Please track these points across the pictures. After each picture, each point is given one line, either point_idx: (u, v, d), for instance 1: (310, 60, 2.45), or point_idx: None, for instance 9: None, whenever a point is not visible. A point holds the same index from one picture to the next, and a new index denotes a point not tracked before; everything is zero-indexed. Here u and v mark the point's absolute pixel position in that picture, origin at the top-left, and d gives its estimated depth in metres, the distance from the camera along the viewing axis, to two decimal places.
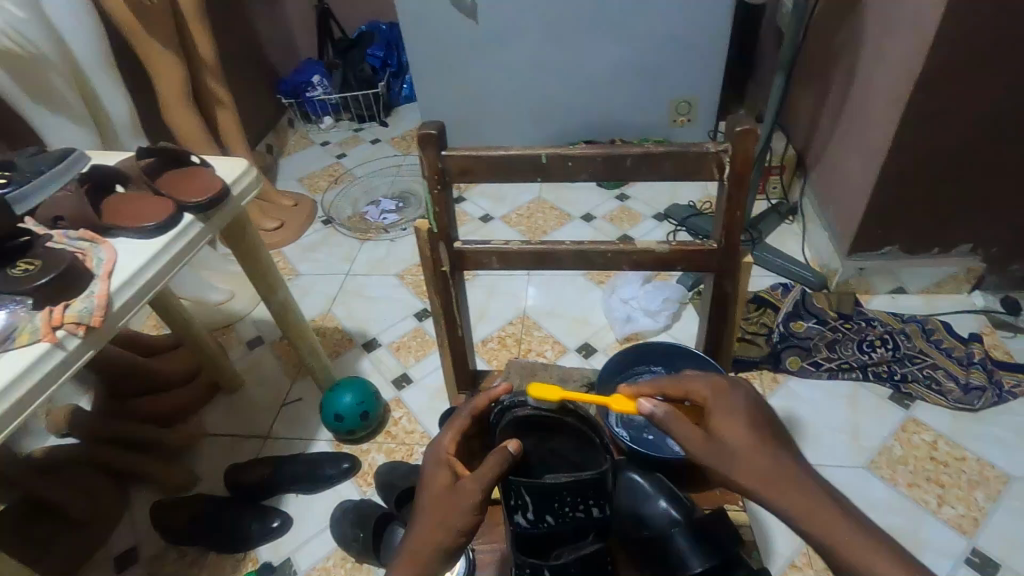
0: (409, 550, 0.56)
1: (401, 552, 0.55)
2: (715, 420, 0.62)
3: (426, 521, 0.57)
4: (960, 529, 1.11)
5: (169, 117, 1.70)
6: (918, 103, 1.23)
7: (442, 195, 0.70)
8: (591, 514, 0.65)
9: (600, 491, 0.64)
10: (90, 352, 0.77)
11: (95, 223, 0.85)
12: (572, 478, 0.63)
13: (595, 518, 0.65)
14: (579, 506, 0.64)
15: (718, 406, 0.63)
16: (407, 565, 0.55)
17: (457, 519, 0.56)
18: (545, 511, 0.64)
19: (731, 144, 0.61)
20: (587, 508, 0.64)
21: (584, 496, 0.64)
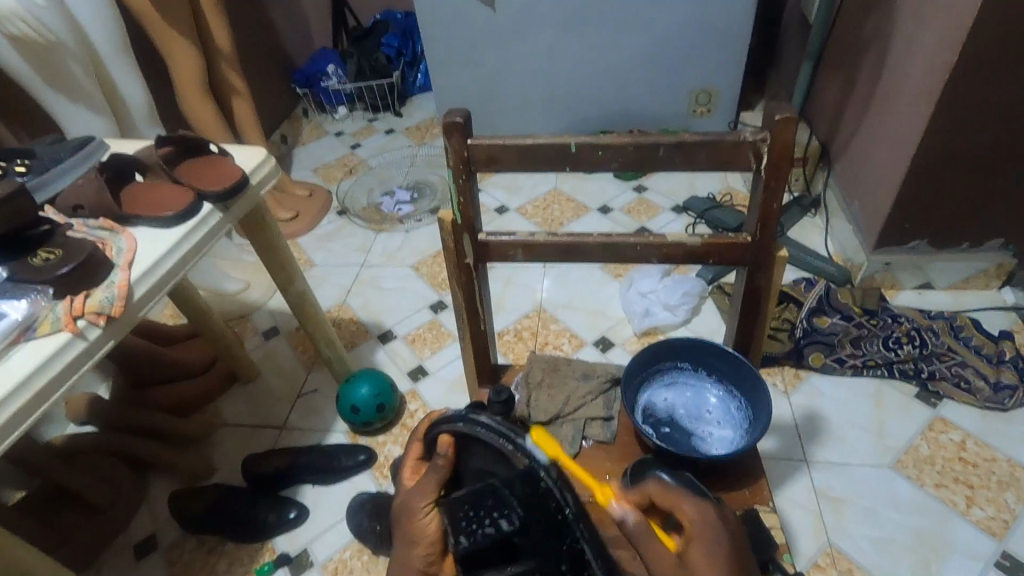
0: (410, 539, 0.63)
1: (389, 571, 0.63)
2: (692, 551, 0.57)
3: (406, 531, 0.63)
4: (989, 531, 1.08)
5: (186, 106, 1.69)
6: (953, 92, 1.19)
7: (467, 185, 0.67)
8: (501, 527, 0.56)
9: (503, 500, 0.57)
10: (110, 342, 0.77)
11: (114, 212, 0.84)
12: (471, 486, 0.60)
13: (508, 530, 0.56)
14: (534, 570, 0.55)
15: (706, 540, 0.57)
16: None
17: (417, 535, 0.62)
18: (492, 554, 0.57)
19: (770, 133, 0.59)
20: (494, 520, 0.56)
21: (544, 556, 0.55)
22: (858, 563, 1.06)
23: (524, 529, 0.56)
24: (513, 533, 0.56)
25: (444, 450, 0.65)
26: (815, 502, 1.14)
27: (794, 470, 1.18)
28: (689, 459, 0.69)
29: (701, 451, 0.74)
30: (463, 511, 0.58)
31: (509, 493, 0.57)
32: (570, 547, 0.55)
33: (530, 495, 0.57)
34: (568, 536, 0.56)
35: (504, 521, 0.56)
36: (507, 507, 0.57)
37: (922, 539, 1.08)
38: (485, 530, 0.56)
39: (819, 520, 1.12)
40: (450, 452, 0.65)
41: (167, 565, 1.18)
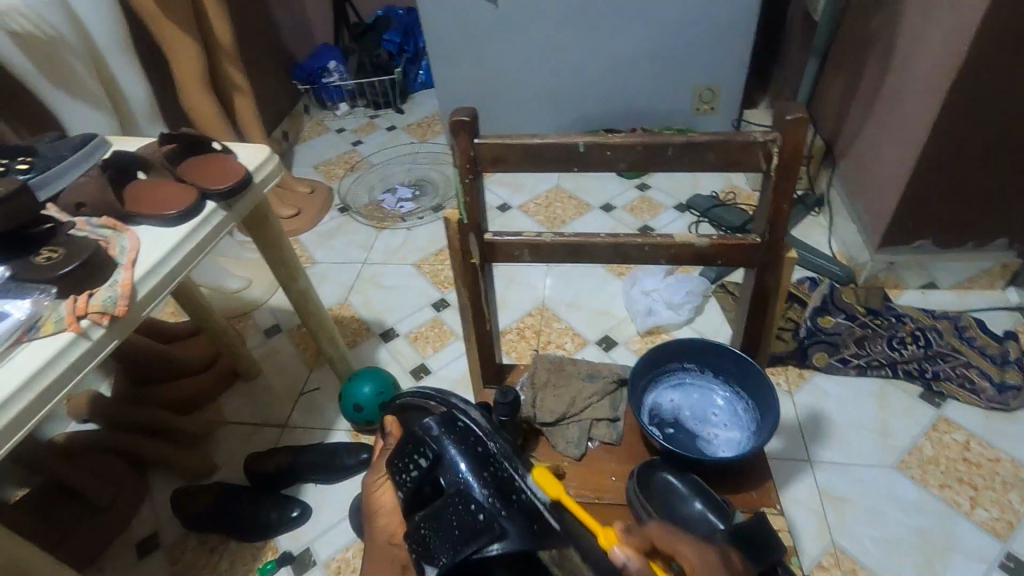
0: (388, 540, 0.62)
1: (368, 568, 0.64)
2: None
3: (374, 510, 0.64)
4: (994, 532, 1.08)
5: (187, 102, 1.69)
6: (960, 91, 1.18)
7: (474, 184, 0.67)
8: (420, 464, 0.55)
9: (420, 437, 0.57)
10: (113, 342, 0.76)
11: (117, 210, 0.84)
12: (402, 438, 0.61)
13: (426, 463, 0.55)
14: (453, 501, 0.51)
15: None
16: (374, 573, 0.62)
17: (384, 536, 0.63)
18: (422, 499, 0.55)
19: (780, 134, 0.58)
20: (415, 460, 0.56)
21: (477, 486, 0.52)
22: (862, 563, 1.06)
23: (440, 462, 0.55)
24: (432, 468, 0.55)
25: (388, 430, 0.67)
26: (819, 502, 1.14)
27: (798, 470, 1.18)
28: (695, 460, 0.69)
29: (706, 453, 0.74)
30: (394, 462, 0.58)
31: (424, 432, 0.57)
32: (497, 482, 0.52)
33: (448, 432, 0.57)
34: (490, 470, 0.53)
35: (422, 458, 0.55)
36: (423, 444, 0.56)
37: (926, 540, 1.08)
38: (408, 473, 0.55)
39: (822, 520, 1.11)
40: (394, 427, 0.67)
41: (169, 563, 1.18)
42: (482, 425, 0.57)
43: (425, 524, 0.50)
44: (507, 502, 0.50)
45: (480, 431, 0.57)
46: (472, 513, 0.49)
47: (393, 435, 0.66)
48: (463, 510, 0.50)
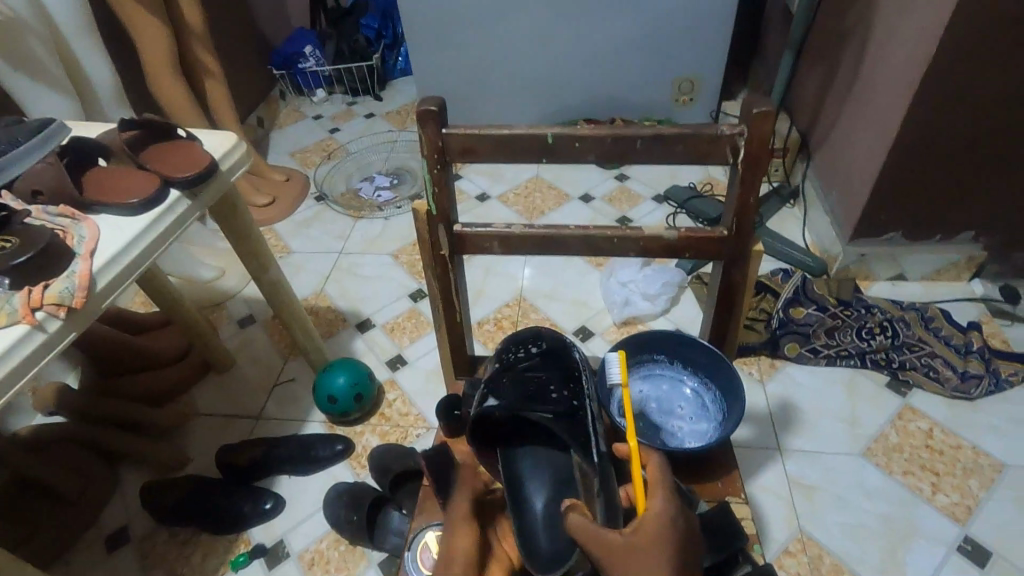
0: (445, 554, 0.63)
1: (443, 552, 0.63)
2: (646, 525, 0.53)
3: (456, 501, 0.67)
4: (954, 517, 1.11)
5: (156, 88, 1.64)
6: (929, 85, 1.20)
7: (442, 175, 0.66)
8: (530, 350, 0.73)
9: (543, 347, 0.73)
10: (71, 334, 0.74)
11: (75, 199, 0.81)
12: (527, 340, 0.74)
13: (533, 352, 0.73)
14: (538, 378, 0.69)
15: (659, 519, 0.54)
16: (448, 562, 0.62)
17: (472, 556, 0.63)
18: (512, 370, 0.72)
19: (747, 126, 0.58)
20: (527, 350, 0.74)
21: (555, 371, 0.70)
22: (827, 548, 1.08)
23: (542, 356, 0.73)
24: (535, 357, 0.73)
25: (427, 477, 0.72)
26: (788, 491, 1.16)
27: (768, 458, 1.20)
28: (663, 451, 0.70)
29: (673, 444, 0.74)
30: (510, 344, 0.76)
31: (546, 335, 0.75)
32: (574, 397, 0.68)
33: (554, 351, 0.73)
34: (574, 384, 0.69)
35: (534, 348, 0.74)
36: (540, 341, 0.74)
37: (890, 525, 1.11)
38: (518, 353, 0.73)
39: (791, 507, 1.14)
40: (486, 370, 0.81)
41: (140, 557, 1.16)
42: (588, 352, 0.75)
43: (507, 379, 0.69)
44: (568, 384, 0.69)
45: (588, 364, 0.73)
46: (549, 393, 0.68)
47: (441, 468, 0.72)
48: (535, 365, 0.71)
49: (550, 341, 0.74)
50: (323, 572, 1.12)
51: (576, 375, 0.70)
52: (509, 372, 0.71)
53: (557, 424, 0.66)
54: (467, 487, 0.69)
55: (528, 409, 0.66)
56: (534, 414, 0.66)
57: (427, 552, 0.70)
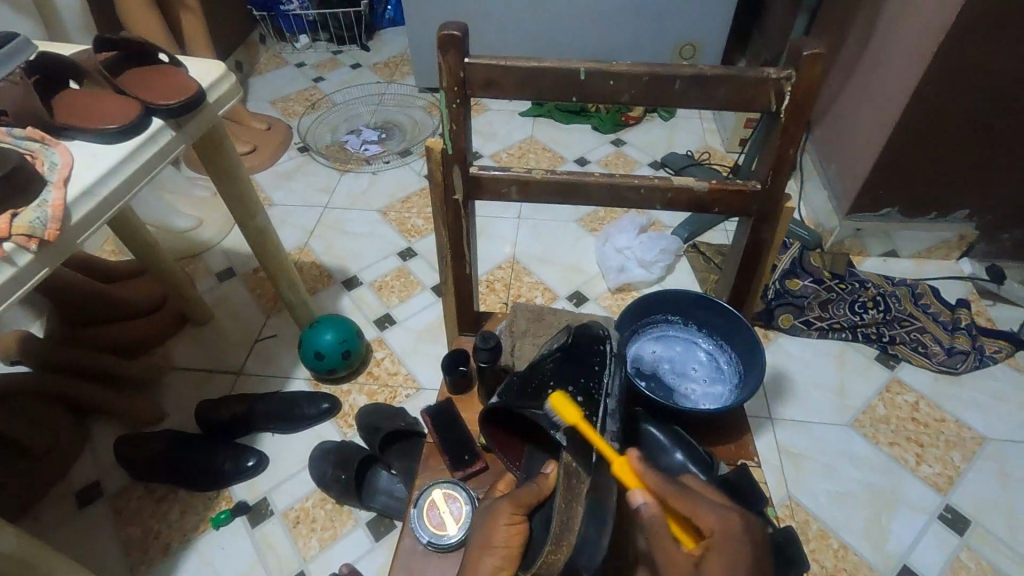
0: (480, 545, 0.56)
1: (477, 539, 0.56)
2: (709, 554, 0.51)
3: (516, 492, 0.58)
4: (936, 487, 1.13)
5: (128, 19, 1.51)
6: (944, 57, 1.17)
7: (461, 111, 0.61)
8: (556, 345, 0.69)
9: (574, 344, 0.67)
10: (43, 270, 0.68)
11: (44, 121, 0.73)
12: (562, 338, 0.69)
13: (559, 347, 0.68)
14: (547, 376, 0.65)
15: (720, 549, 0.51)
16: (485, 555, 0.55)
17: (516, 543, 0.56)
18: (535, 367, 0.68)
19: (796, 71, 0.55)
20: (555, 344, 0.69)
21: (566, 371, 0.65)
22: (815, 515, 1.10)
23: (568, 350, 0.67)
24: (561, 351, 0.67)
25: (431, 430, 0.73)
26: (779, 459, 1.17)
27: (759, 426, 1.21)
28: (678, 413, 0.68)
29: (685, 405, 0.73)
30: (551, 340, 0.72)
31: (579, 329, 0.69)
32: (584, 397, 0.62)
33: (579, 346, 0.67)
34: (585, 383, 0.63)
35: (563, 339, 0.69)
36: (569, 334, 0.69)
37: (876, 493, 1.13)
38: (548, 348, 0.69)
39: (781, 474, 1.15)
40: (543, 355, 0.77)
41: (114, 513, 1.11)
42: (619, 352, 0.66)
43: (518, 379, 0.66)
44: (577, 385, 0.63)
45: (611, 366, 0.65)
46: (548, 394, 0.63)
47: (449, 423, 0.73)
48: (550, 361, 0.66)
49: (583, 339, 0.67)
50: (308, 530, 1.09)
51: (590, 374, 0.64)
52: (532, 368, 0.67)
53: (548, 417, 0.60)
54: (541, 487, 0.59)
55: (517, 404, 0.62)
56: (528, 412, 0.61)
57: (434, 510, 0.68)
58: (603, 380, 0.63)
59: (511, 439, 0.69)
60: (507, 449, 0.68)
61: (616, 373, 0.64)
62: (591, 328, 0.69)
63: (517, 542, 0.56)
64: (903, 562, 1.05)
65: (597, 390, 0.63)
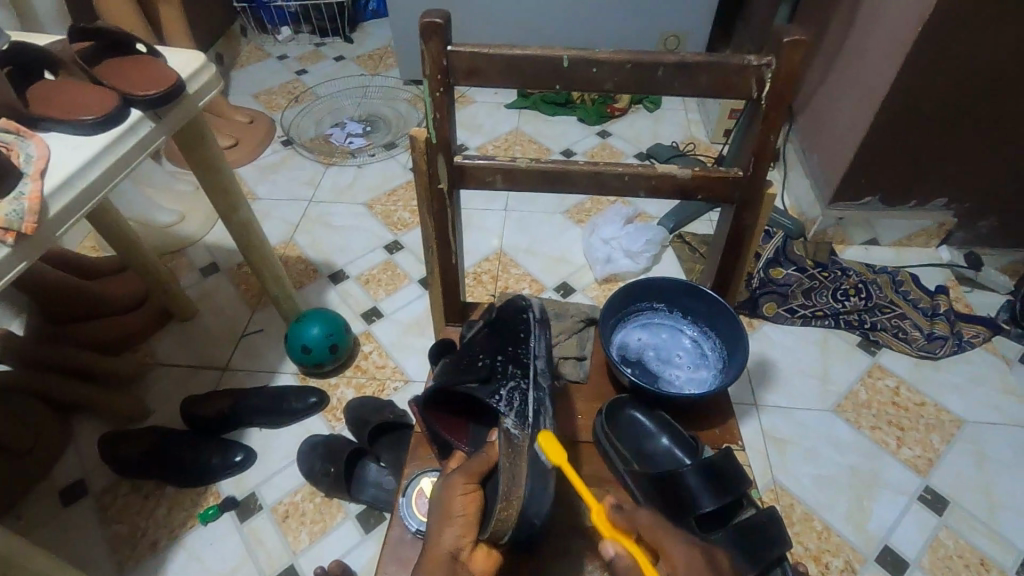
0: (438, 516, 0.55)
1: (434, 511, 0.55)
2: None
3: (466, 464, 0.58)
4: (915, 469, 1.16)
5: (104, 10, 1.48)
6: (923, 46, 1.18)
7: (444, 99, 0.61)
8: (484, 323, 0.73)
9: (500, 319, 0.71)
10: (21, 264, 0.67)
11: (18, 113, 0.72)
12: (490, 316, 0.73)
13: (488, 324, 0.72)
14: (477, 352, 0.68)
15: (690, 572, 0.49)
16: (443, 526, 0.54)
17: (470, 512, 0.55)
18: (468, 345, 0.70)
19: (776, 57, 0.55)
20: (483, 324, 0.73)
21: (494, 343, 0.68)
22: (799, 499, 1.12)
23: (494, 325, 0.71)
24: (488, 327, 0.71)
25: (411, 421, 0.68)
26: (763, 445, 1.19)
27: (744, 413, 1.23)
28: (666, 399, 0.69)
29: (672, 390, 0.74)
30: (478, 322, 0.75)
31: (502, 305, 0.73)
32: (512, 359, 0.65)
33: (503, 320, 0.71)
34: (512, 349, 0.66)
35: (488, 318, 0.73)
36: (494, 312, 0.73)
37: (857, 476, 1.15)
38: (477, 328, 0.73)
39: (766, 459, 1.17)
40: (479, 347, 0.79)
41: (100, 511, 1.10)
42: (541, 317, 0.70)
43: (450, 359, 0.68)
44: (505, 351, 0.66)
45: (536, 328, 0.69)
46: (479, 362, 0.65)
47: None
48: (480, 337, 0.70)
49: (507, 311, 0.71)
50: (298, 524, 1.09)
51: (517, 341, 0.67)
52: (464, 348, 0.70)
53: (484, 390, 0.62)
54: (489, 455, 0.59)
55: (452, 381, 0.64)
56: (465, 388, 0.63)
57: (422, 498, 0.69)
58: (529, 343, 0.67)
59: (456, 418, 0.68)
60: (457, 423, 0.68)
61: (540, 335, 0.68)
62: (516, 299, 0.73)
63: (474, 509, 0.55)
64: (885, 543, 1.07)
65: (525, 354, 0.66)
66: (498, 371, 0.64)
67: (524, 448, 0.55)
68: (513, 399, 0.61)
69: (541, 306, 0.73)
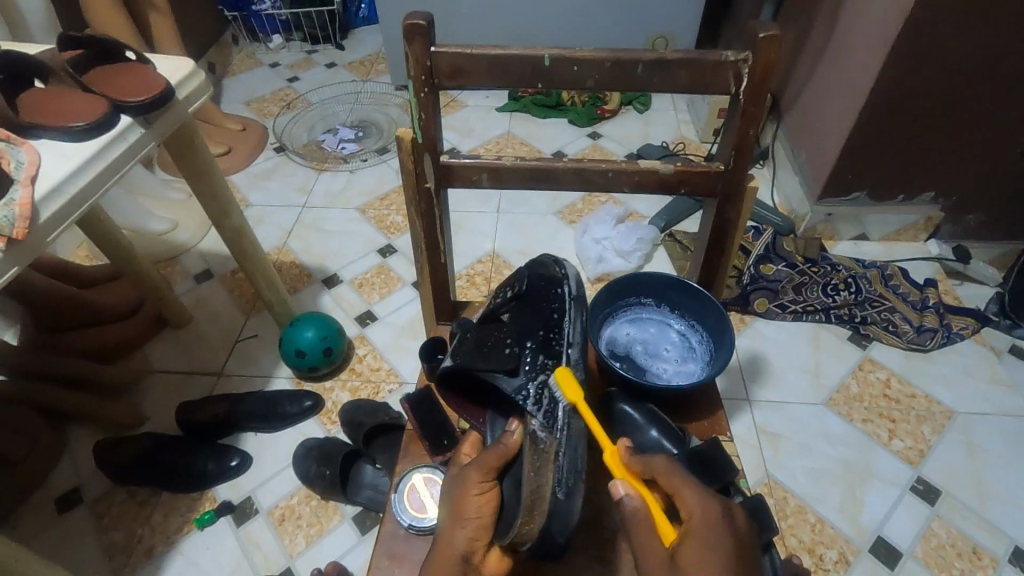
0: (452, 511, 0.57)
1: (449, 508, 0.57)
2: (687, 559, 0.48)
3: (482, 458, 0.58)
4: (907, 460, 1.17)
5: (95, 20, 1.50)
6: (904, 42, 1.20)
7: (430, 99, 0.62)
8: (507, 293, 0.70)
9: (528, 294, 0.68)
10: (13, 269, 0.67)
11: (10, 120, 0.73)
12: (516, 287, 0.69)
13: (512, 298, 0.69)
14: (499, 330, 0.65)
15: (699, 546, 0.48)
16: (457, 526, 0.56)
17: (484, 514, 0.56)
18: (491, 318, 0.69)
19: (752, 53, 0.56)
20: (508, 293, 0.70)
21: (522, 323, 0.65)
22: (793, 492, 1.12)
23: (522, 299, 0.68)
24: (513, 300, 0.69)
25: (411, 417, 0.72)
26: (756, 439, 1.19)
27: (737, 408, 1.24)
28: (653, 392, 0.69)
29: (659, 382, 0.75)
30: (503, 286, 0.72)
31: (528, 274, 0.70)
32: (541, 346, 0.63)
33: (531, 295, 0.68)
34: (544, 333, 0.63)
35: (512, 289, 0.70)
36: (519, 283, 0.69)
37: (850, 468, 1.16)
38: (504, 295, 0.70)
39: (759, 454, 1.17)
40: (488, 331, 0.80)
41: (96, 518, 1.10)
42: (575, 292, 0.66)
43: (471, 332, 0.67)
44: (535, 336, 0.63)
45: (570, 307, 0.64)
46: (502, 348, 0.63)
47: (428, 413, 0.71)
48: (510, 312, 0.68)
49: (538, 284, 0.68)
50: (294, 527, 1.10)
51: (549, 325, 0.64)
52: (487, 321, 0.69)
53: (510, 383, 0.62)
54: (507, 447, 0.58)
55: (472, 366, 0.63)
56: (490, 376, 0.62)
57: (414, 493, 0.69)
58: (563, 328, 0.63)
59: (473, 399, 0.70)
60: (469, 407, 0.71)
61: (575, 315, 0.64)
62: (547, 268, 0.69)
63: (488, 510, 0.56)
64: (878, 534, 1.08)
65: (557, 341, 0.63)
66: (527, 360, 0.62)
67: (550, 455, 0.56)
68: (542, 396, 0.60)
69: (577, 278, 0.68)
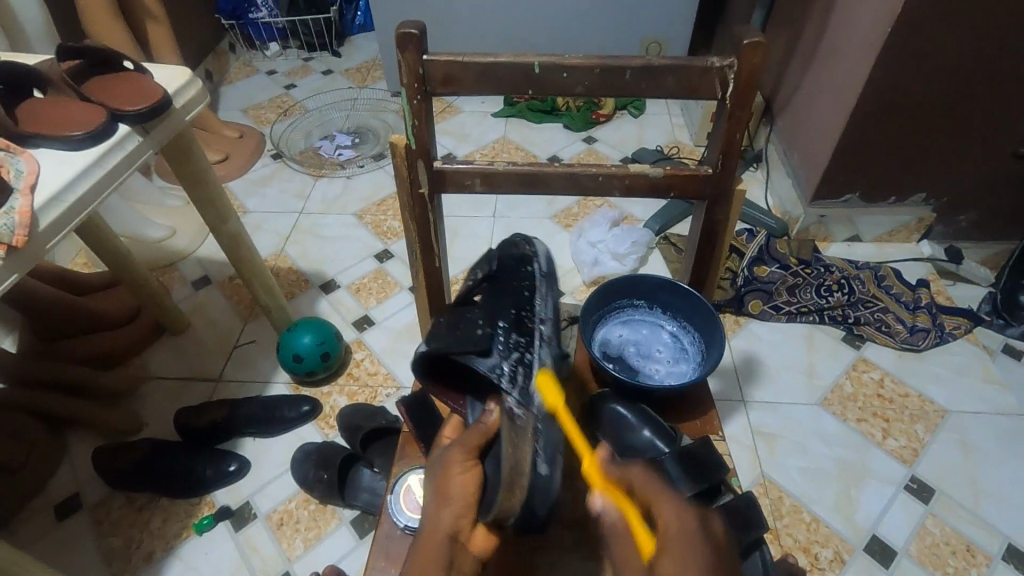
0: (437, 491, 0.57)
1: (433, 489, 0.57)
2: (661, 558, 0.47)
3: (465, 438, 0.60)
4: (901, 459, 1.18)
5: (93, 29, 1.51)
6: (893, 45, 1.22)
7: (423, 106, 0.63)
8: (477, 275, 0.72)
9: (500, 276, 0.72)
10: (12, 276, 0.68)
11: (9, 130, 0.74)
12: (488, 270, 0.72)
13: (482, 281, 0.72)
14: (473, 310, 0.67)
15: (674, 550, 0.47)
16: (444, 505, 0.56)
17: (470, 491, 0.57)
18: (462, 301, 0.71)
19: (737, 58, 0.58)
20: (478, 276, 0.72)
21: (496, 302, 0.69)
22: (788, 492, 1.13)
23: (494, 280, 0.72)
24: (484, 282, 0.72)
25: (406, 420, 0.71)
26: (752, 440, 1.20)
27: (732, 409, 1.25)
28: (646, 392, 0.71)
29: (653, 382, 0.76)
30: (472, 269, 0.74)
31: (499, 256, 0.74)
32: (515, 324, 0.66)
33: (504, 277, 0.71)
34: (517, 311, 0.67)
35: (481, 271, 0.73)
36: (489, 265, 0.73)
37: (844, 467, 1.17)
38: (473, 277, 0.72)
39: (754, 454, 1.18)
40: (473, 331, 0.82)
41: (94, 524, 1.11)
42: (546, 271, 0.72)
43: (446, 314, 0.67)
44: (508, 315, 0.67)
45: (539, 288, 0.70)
46: (476, 328, 0.64)
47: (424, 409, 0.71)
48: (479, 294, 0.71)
49: (511, 264, 0.72)
50: (292, 531, 1.10)
51: (521, 304, 0.68)
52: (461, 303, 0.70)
53: (486, 362, 0.63)
54: (488, 427, 0.61)
55: (449, 349, 0.63)
56: (468, 358, 0.63)
57: (411, 495, 0.70)
58: (536, 305, 0.68)
59: (449, 386, 0.70)
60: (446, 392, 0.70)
61: (546, 294, 0.70)
62: (518, 249, 0.73)
63: (473, 488, 0.57)
64: (873, 533, 1.09)
65: (530, 319, 0.67)
66: (501, 339, 0.65)
67: (528, 430, 0.58)
68: (517, 375, 0.62)
69: (545, 259, 0.74)
